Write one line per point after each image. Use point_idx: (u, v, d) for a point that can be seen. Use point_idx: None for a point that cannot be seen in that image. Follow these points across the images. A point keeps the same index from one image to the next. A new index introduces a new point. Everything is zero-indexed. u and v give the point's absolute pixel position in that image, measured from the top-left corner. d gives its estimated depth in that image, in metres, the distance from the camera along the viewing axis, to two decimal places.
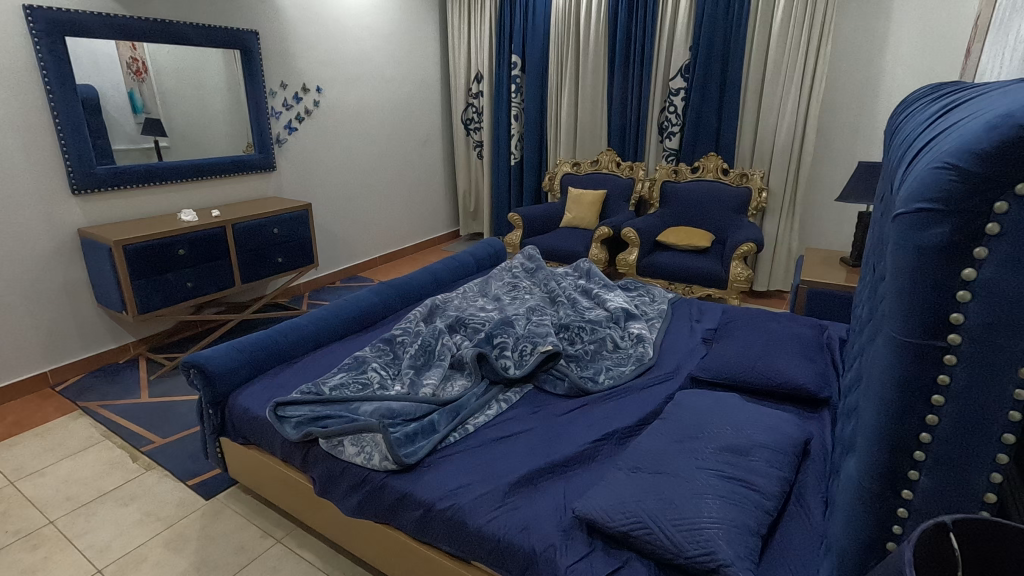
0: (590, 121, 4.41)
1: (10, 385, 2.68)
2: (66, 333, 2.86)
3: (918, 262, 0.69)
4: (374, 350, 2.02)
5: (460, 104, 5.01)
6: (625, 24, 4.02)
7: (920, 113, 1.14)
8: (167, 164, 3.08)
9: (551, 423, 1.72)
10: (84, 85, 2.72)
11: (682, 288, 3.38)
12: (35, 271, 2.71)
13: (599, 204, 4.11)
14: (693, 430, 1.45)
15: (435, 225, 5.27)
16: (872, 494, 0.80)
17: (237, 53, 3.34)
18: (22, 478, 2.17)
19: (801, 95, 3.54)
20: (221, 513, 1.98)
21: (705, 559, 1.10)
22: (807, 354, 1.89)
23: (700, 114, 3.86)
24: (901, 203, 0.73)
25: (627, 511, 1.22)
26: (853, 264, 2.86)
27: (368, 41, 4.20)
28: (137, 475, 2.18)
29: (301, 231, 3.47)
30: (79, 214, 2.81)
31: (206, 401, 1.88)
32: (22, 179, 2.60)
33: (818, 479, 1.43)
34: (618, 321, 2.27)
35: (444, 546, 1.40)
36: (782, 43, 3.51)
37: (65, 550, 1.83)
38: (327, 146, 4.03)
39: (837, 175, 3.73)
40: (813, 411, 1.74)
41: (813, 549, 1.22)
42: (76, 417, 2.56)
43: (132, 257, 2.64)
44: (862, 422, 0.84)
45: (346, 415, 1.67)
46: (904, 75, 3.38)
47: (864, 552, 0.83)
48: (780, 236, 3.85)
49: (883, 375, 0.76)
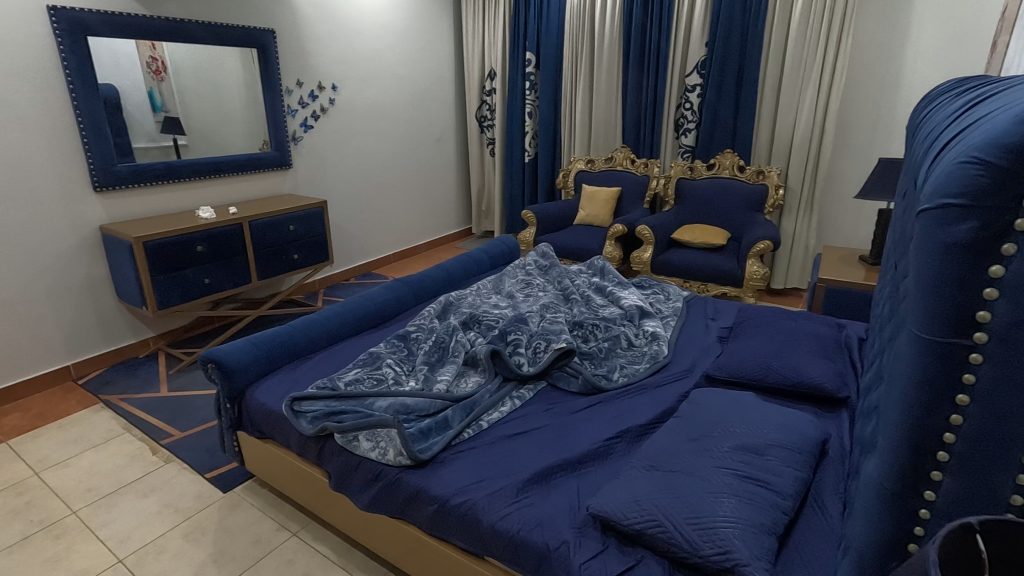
0: (605, 118, 4.38)
1: (33, 379, 2.74)
2: (88, 328, 2.92)
3: (944, 259, 0.68)
4: (389, 347, 2.03)
5: (474, 101, 5.01)
6: (640, 20, 4.00)
7: (945, 107, 1.12)
8: (185, 163, 3.12)
9: (565, 421, 1.72)
10: (106, 85, 2.77)
11: (698, 286, 3.35)
12: (59, 267, 2.77)
13: (613, 202, 4.09)
14: (708, 429, 1.44)
15: (449, 223, 5.29)
16: (892, 494, 0.78)
17: (254, 52, 3.38)
18: (46, 469, 2.22)
19: (819, 91, 3.49)
20: (238, 506, 2.01)
21: (721, 559, 1.09)
22: (825, 354, 1.87)
23: (716, 110, 3.82)
24: (926, 198, 0.72)
25: (642, 509, 1.21)
26: (872, 262, 2.81)
27: (383, 40, 4.22)
28: (157, 468, 2.22)
29: (317, 228, 3.50)
30: (100, 210, 2.86)
31: (224, 396, 1.91)
32: (48, 177, 2.66)
33: (836, 480, 1.41)
34: (633, 318, 2.25)
35: (458, 542, 1.41)
36: (800, 37, 3.45)
37: (87, 540, 1.87)
38: (342, 144, 4.06)
39: (856, 172, 3.68)
40: (831, 411, 1.72)
41: (830, 550, 1.21)
42: (98, 410, 2.61)
43: (152, 254, 2.69)
44: (883, 418, 0.83)
45: (361, 411, 1.68)
46: (924, 69, 3.32)
47: (883, 554, 0.82)
48: (797, 234, 3.81)
49: (906, 375, 0.74)
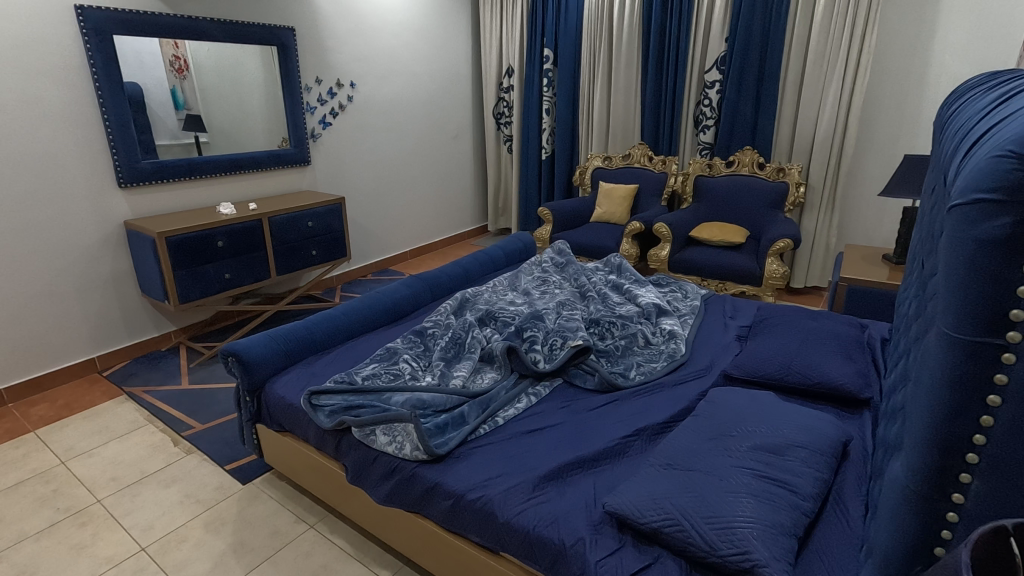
0: (623, 114, 4.34)
1: (59, 371, 2.81)
2: (112, 321, 2.98)
3: (976, 257, 0.66)
4: (405, 342, 2.04)
5: (491, 98, 5.01)
6: (660, 16, 3.95)
7: (976, 102, 1.08)
8: (207, 159, 3.17)
9: (581, 418, 1.71)
10: (131, 83, 2.82)
11: (716, 285, 3.32)
12: (84, 262, 2.82)
13: (630, 199, 4.05)
14: (726, 429, 1.42)
15: (465, 220, 5.30)
16: (919, 497, 0.76)
17: (274, 49, 3.41)
18: (72, 458, 2.27)
19: (843, 87, 3.42)
20: (257, 498, 2.04)
21: (739, 559, 1.08)
22: (847, 353, 1.83)
23: (737, 107, 3.77)
24: (956, 193, 0.70)
25: (658, 508, 1.20)
26: (897, 261, 2.76)
27: (401, 37, 4.23)
28: (178, 458, 2.26)
29: (335, 225, 3.53)
30: (125, 207, 2.92)
31: (243, 389, 1.94)
32: (75, 174, 2.72)
33: (858, 482, 1.39)
34: (650, 316, 2.23)
35: (474, 537, 1.41)
36: (824, 32, 3.39)
37: (112, 528, 1.91)
38: (360, 141, 4.09)
39: (880, 169, 3.61)
40: (852, 411, 1.69)
41: (852, 553, 1.19)
42: (122, 401, 2.67)
43: (174, 249, 2.73)
44: (909, 418, 0.81)
45: (378, 405, 1.69)
46: (954, 64, 3.24)
47: (908, 557, 0.80)
48: (818, 231, 3.75)
49: (935, 374, 0.73)
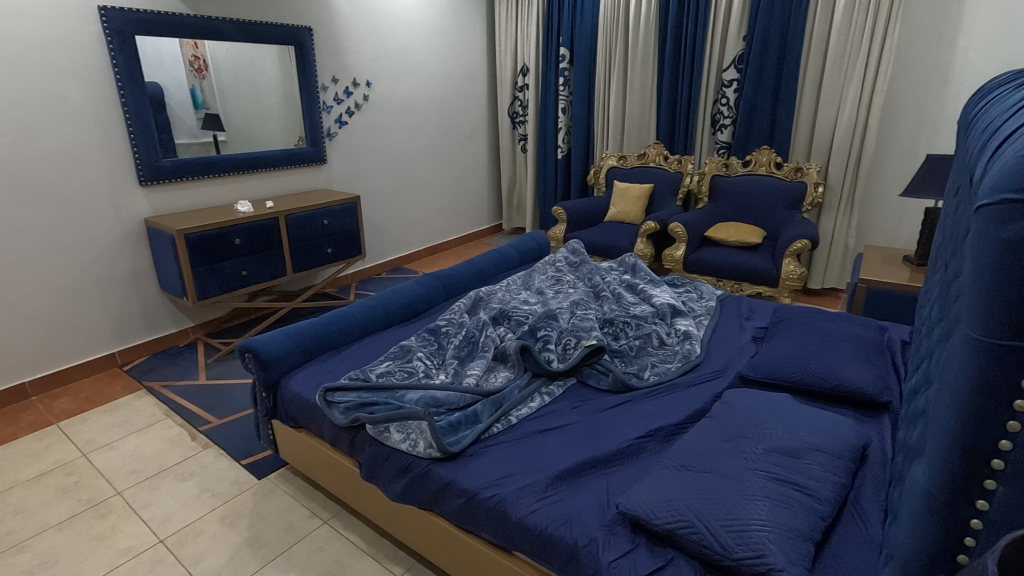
0: (639, 113, 4.31)
1: (80, 365, 2.86)
2: (132, 316, 3.03)
3: (1001, 259, 0.65)
4: (419, 340, 2.05)
5: (506, 97, 5.01)
6: (677, 15, 3.92)
7: (1004, 100, 1.06)
8: (224, 157, 3.22)
9: (595, 418, 1.71)
10: (152, 83, 2.87)
11: (731, 286, 3.28)
12: (105, 258, 2.87)
13: (645, 198, 4.03)
14: (741, 430, 1.41)
15: (479, 219, 5.31)
16: (942, 503, 0.75)
17: (291, 49, 3.45)
18: (93, 451, 2.32)
19: (863, 85, 3.37)
20: (272, 493, 2.07)
21: (754, 562, 1.07)
22: (866, 355, 1.81)
23: (754, 106, 3.73)
24: (984, 194, 0.68)
25: (672, 509, 1.19)
26: (917, 263, 2.70)
27: (416, 35, 4.24)
28: (195, 453, 2.30)
29: (350, 223, 3.56)
30: (146, 205, 2.97)
31: (260, 385, 1.96)
32: (97, 172, 2.77)
33: (876, 487, 1.37)
34: (664, 316, 2.21)
35: (487, 535, 1.41)
36: (845, 30, 3.34)
37: (131, 520, 1.94)
38: (375, 139, 4.11)
39: (901, 169, 3.55)
40: (871, 415, 1.67)
41: (871, 558, 1.17)
42: (141, 396, 2.72)
43: (193, 246, 2.76)
44: (933, 421, 0.79)
45: (392, 402, 1.70)
46: (978, 62, 3.17)
47: (930, 563, 0.78)
48: (837, 232, 3.70)
49: (958, 376, 0.71)
